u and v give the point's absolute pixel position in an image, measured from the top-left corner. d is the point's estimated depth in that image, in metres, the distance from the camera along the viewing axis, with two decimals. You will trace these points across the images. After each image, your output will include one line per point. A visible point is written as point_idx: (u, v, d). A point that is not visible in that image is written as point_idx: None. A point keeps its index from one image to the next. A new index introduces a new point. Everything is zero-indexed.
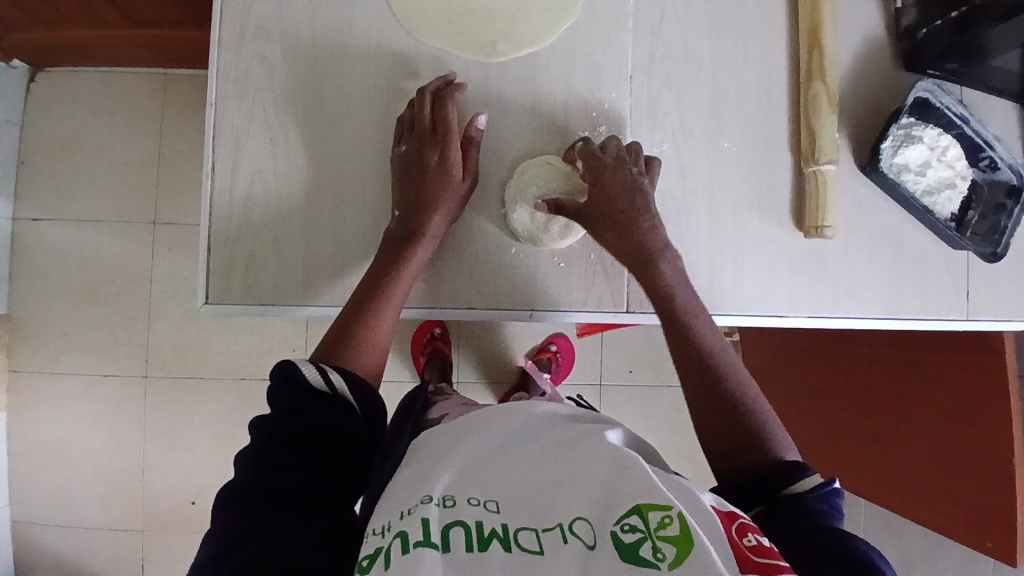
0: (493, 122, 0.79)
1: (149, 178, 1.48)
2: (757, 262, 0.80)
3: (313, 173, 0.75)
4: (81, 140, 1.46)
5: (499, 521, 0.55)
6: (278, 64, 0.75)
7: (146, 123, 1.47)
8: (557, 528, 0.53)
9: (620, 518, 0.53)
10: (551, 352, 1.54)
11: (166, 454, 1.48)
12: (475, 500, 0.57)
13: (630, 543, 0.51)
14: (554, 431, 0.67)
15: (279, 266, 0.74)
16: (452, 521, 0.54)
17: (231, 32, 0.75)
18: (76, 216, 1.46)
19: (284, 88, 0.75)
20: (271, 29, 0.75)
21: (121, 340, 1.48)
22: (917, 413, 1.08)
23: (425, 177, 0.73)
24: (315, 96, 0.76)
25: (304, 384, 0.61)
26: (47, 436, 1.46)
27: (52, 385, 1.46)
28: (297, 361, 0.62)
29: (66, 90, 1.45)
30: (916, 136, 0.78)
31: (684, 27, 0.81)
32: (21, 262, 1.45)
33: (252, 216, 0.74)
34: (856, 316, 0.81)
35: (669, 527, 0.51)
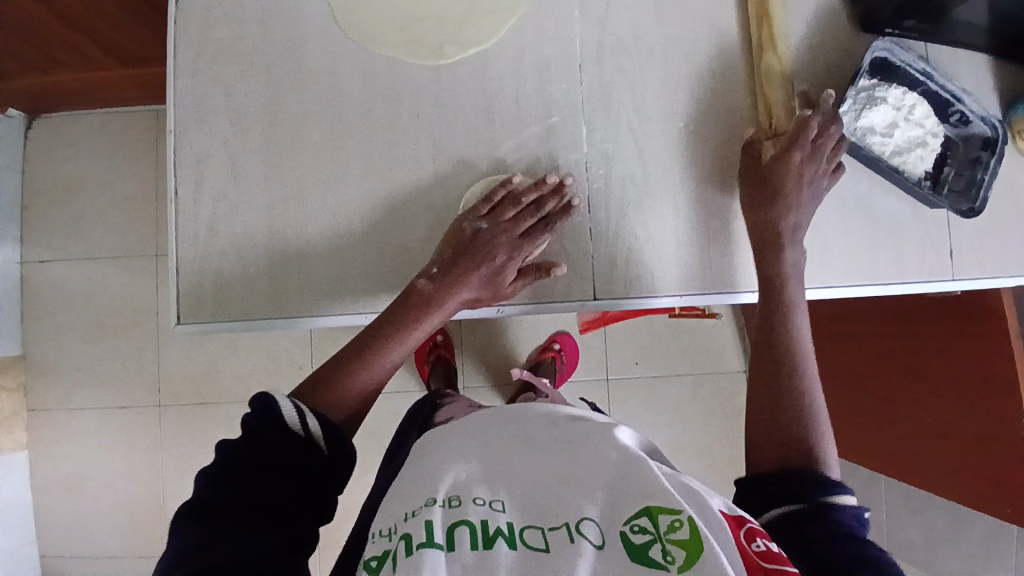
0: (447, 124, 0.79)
1: (148, 211, 1.52)
2: (722, 241, 0.80)
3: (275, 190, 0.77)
4: (81, 180, 1.51)
5: (506, 520, 0.53)
6: (234, 86, 0.77)
7: (142, 158, 1.51)
8: (564, 528, 0.52)
9: (629, 519, 0.52)
10: (554, 352, 1.50)
11: (183, 480, 1.51)
12: (481, 499, 0.55)
13: (638, 544, 0.50)
14: (552, 426, 0.64)
15: (248, 280, 0.76)
16: (457, 521, 0.52)
17: (187, 61, 0.77)
18: (80, 254, 1.51)
19: (240, 110, 0.77)
20: (225, 54, 0.77)
21: (132, 371, 1.51)
22: (926, 383, 1.04)
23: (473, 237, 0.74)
24: (272, 114, 0.77)
25: (277, 418, 0.59)
26: (69, 469, 1.50)
27: (69, 419, 1.50)
28: (275, 393, 0.61)
29: (62, 133, 1.50)
30: (880, 98, 0.77)
31: (632, 12, 0.81)
32: (32, 304, 1.50)
33: (217, 235, 0.76)
34: (836, 286, 0.79)
35: (679, 530, 0.49)
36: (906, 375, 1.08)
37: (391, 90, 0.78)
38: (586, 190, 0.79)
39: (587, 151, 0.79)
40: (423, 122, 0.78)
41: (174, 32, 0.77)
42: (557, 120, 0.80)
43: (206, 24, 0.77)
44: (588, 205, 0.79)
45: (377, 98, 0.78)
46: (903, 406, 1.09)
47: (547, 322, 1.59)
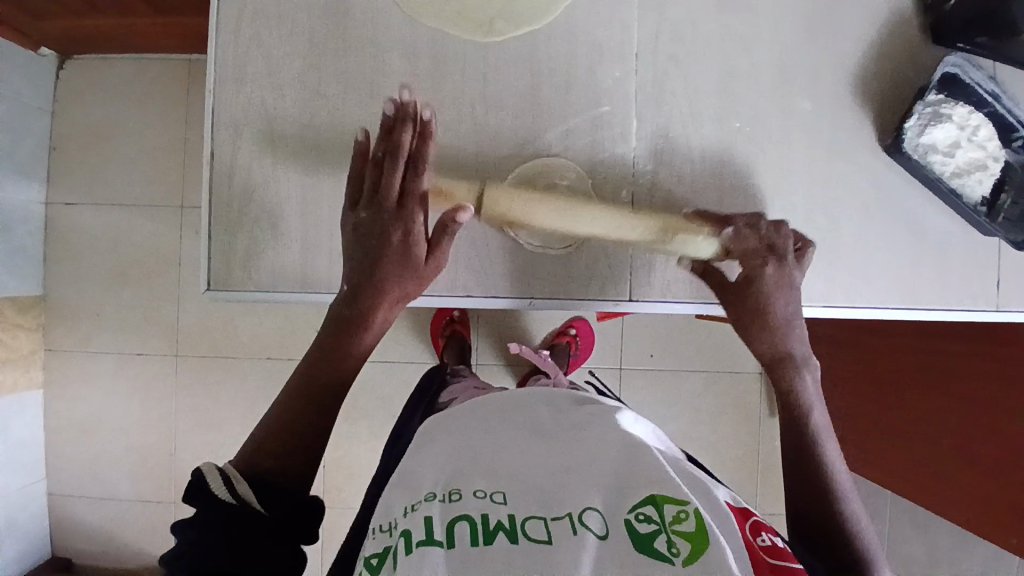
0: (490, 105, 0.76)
1: (175, 162, 1.51)
2: None
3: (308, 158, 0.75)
4: (110, 125, 1.50)
5: (506, 512, 0.53)
6: (276, 49, 0.75)
7: (173, 109, 1.50)
8: (567, 518, 0.52)
9: (635, 508, 0.52)
10: (570, 336, 1.49)
11: (194, 430, 1.53)
12: (482, 493, 0.56)
13: (644, 534, 0.50)
14: (566, 415, 0.68)
15: (279, 253, 0.75)
16: (458, 516, 0.53)
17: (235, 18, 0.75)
18: (105, 200, 1.51)
19: (280, 72, 0.75)
20: (269, 14, 0.75)
21: (151, 320, 1.52)
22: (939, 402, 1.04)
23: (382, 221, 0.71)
24: (313, 81, 0.75)
25: (208, 493, 0.57)
26: (83, 410, 1.52)
27: (86, 362, 1.52)
28: (205, 466, 0.58)
29: (94, 76, 1.49)
30: (944, 115, 0.74)
31: (693, 3, 0.77)
32: (55, 246, 1.50)
33: (250, 204, 0.75)
34: (875, 306, 0.77)
35: (683, 522, 0.50)
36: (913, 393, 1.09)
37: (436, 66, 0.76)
38: (631, 186, 0.77)
39: (636, 145, 0.77)
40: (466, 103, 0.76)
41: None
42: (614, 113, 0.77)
43: None
44: (632, 201, 0.77)
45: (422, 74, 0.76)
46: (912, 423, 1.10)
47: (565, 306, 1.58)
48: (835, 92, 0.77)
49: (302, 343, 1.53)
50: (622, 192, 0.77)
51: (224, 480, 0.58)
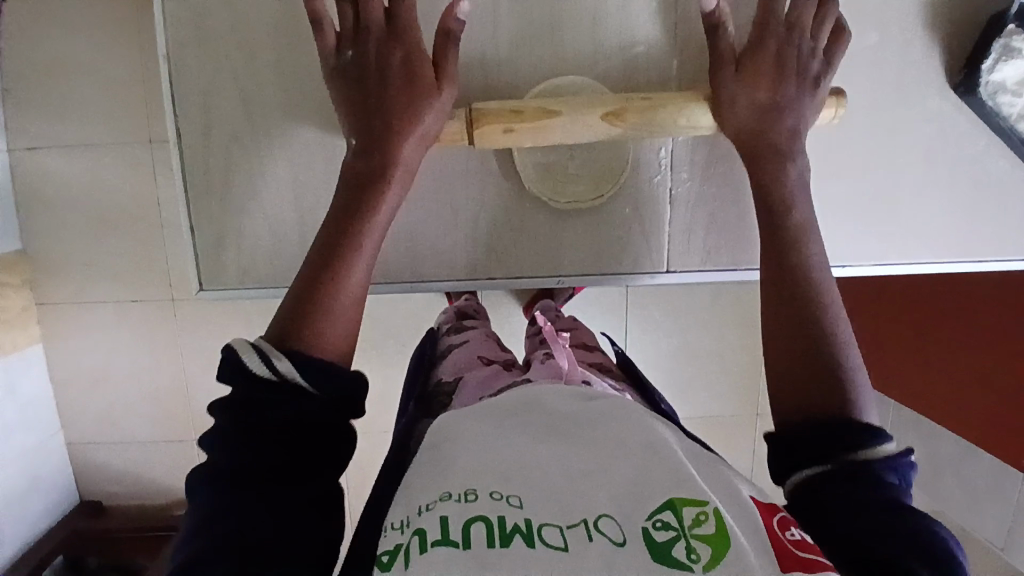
0: None
1: (137, 95, 1.37)
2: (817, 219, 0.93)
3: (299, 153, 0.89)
4: (59, 56, 1.34)
5: (524, 515, 0.52)
6: None
7: (125, 31, 1.33)
8: (583, 524, 0.51)
9: (652, 514, 0.52)
10: None
11: (205, 372, 1.52)
12: (498, 494, 0.54)
13: (661, 542, 0.50)
14: (578, 410, 0.65)
15: (272, 253, 0.92)
16: (474, 517, 0.51)
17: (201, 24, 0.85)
18: (70, 141, 1.39)
19: (252, 73, 0.87)
20: None
21: (140, 267, 1.46)
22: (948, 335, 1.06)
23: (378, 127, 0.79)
24: None
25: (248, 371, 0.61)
26: (87, 361, 1.50)
27: (82, 314, 1.47)
28: (236, 343, 0.63)
29: (31, 1, 1.31)
30: (1016, 49, 0.84)
31: None
32: (27, 195, 1.41)
33: (247, 211, 0.90)
34: (909, 258, 0.96)
35: (704, 525, 0.50)
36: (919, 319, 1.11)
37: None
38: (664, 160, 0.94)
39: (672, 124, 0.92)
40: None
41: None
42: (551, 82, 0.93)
43: None
44: (669, 167, 0.94)
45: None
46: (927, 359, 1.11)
47: None
48: None
49: None
50: (661, 160, 0.94)
51: (259, 356, 0.61)
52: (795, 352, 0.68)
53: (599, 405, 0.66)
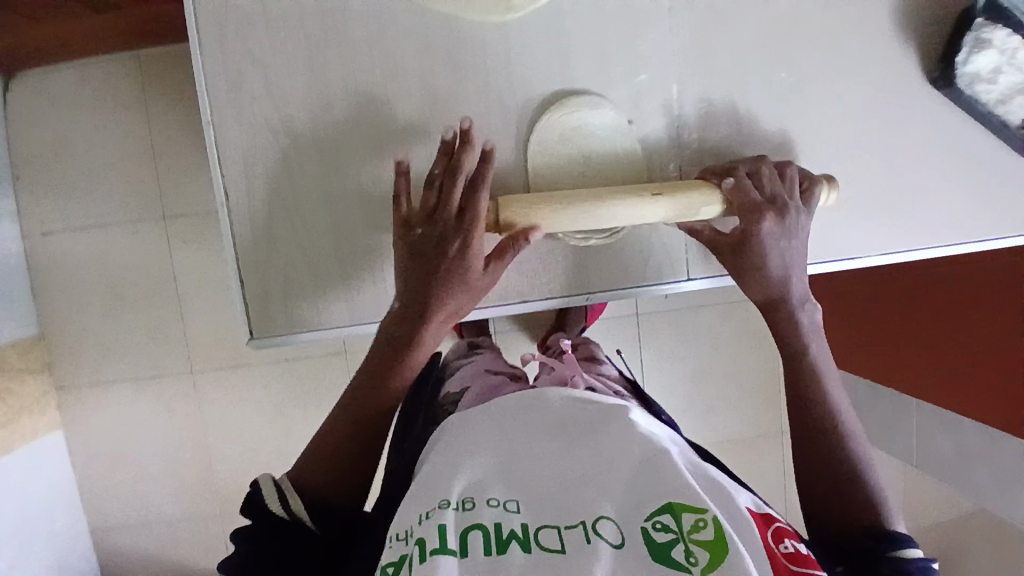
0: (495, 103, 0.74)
1: (147, 172, 1.41)
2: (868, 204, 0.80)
3: (335, 214, 0.73)
4: (70, 142, 1.39)
5: (519, 521, 0.54)
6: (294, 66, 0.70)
7: (133, 113, 1.39)
8: (580, 526, 0.53)
9: (651, 516, 0.53)
10: None
11: (228, 440, 1.52)
12: (494, 501, 0.56)
13: (661, 542, 0.51)
14: (572, 415, 0.63)
15: None
16: (471, 525, 0.54)
17: (234, 86, 0.69)
18: (84, 224, 1.42)
19: (288, 141, 0.71)
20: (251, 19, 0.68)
21: (158, 340, 1.47)
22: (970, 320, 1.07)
23: (431, 265, 0.69)
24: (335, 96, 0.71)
25: (264, 509, 0.65)
26: (108, 442, 1.49)
27: (100, 394, 1.47)
28: (263, 483, 0.66)
29: (40, 93, 1.37)
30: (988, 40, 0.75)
31: None
32: (43, 279, 1.43)
33: None
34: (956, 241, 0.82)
35: (703, 531, 0.51)
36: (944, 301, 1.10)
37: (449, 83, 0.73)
38: None
39: None
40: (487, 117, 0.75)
41: (199, 50, 0.68)
42: (637, 116, 0.78)
43: None
44: None
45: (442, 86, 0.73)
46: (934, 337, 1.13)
47: None
48: None
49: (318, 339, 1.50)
50: None
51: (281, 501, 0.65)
52: (821, 488, 0.68)
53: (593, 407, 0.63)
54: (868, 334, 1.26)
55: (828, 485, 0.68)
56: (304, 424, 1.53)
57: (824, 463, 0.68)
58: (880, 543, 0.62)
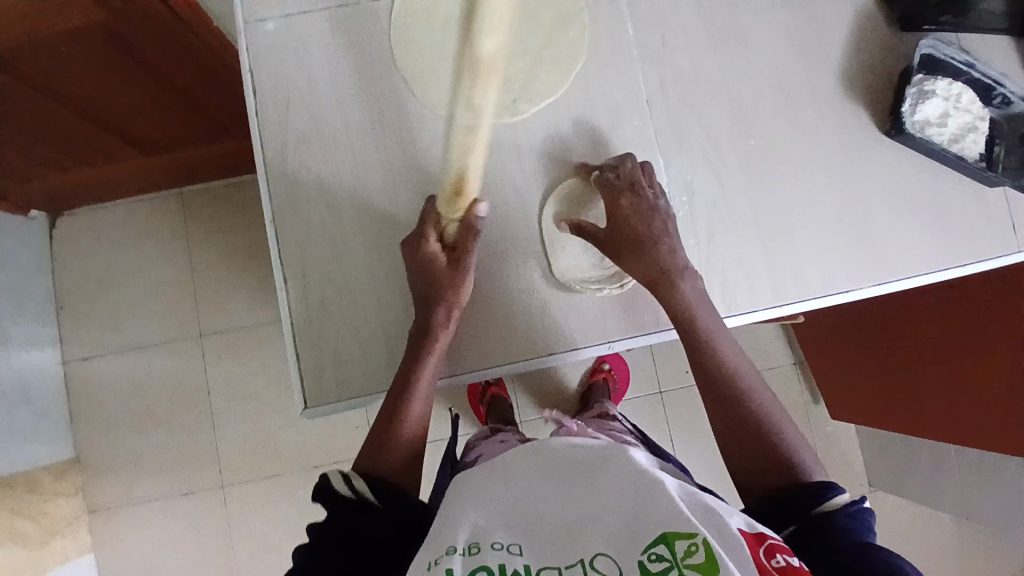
0: (511, 181, 0.80)
1: (183, 293, 1.51)
2: (813, 253, 0.80)
3: (384, 280, 0.76)
4: (113, 272, 1.50)
5: (523, 563, 0.54)
6: (353, 168, 0.77)
7: (172, 241, 1.51)
8: (579, 565, 0.52)
9: (647, 549, 0.52)
10: (605, 372, 1.47)
11: (255, 558, 1.48)
12: (499, 544, 0.55)
13: (657, 572, 0.49)
14: (570, 460, 0.64)
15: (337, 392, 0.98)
16: (476, 568, 0.52)
17: (293, 187, 0.76)
18: (122, 346, 1.49)
19: (338, 225, 0.76)
20: (284, 134, 0.77)
21: (189, 455, 1.49)
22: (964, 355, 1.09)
23: (430, 279, 0.73)
24: (392, 190, 0.78)
25: (334, 497, 0.65)
26: (137, 566, 1.46)
27: (131, 515, 1.47)
28: (329, 473, 0.67)
29: (89, 229, 1.50)
30: (930, 91, 0.82)
31: (687, 45, 0.83)
32: (80, 402, 1.48)
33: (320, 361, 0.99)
34: (924, 272, 0.81)
35: (695, 554, 0.49)
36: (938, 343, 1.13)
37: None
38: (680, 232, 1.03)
39: None
40: (517, 197, 0.80)
41: (263, 166, 0.76)
42: (666, 180, 0.81)
43: (284, 113, 0.77)
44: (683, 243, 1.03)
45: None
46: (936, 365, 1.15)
47: None
48: (826, 91, 0.84)
49: (346, 442, 1.51)
50: None
51: (344, 483, 0.66)
52: (743, 456, 0.68)
53: (592, 450, 0.65)
54: (879, 374, 1.28)
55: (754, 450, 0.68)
56: None
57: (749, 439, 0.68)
58: (804, 501, 0.61)
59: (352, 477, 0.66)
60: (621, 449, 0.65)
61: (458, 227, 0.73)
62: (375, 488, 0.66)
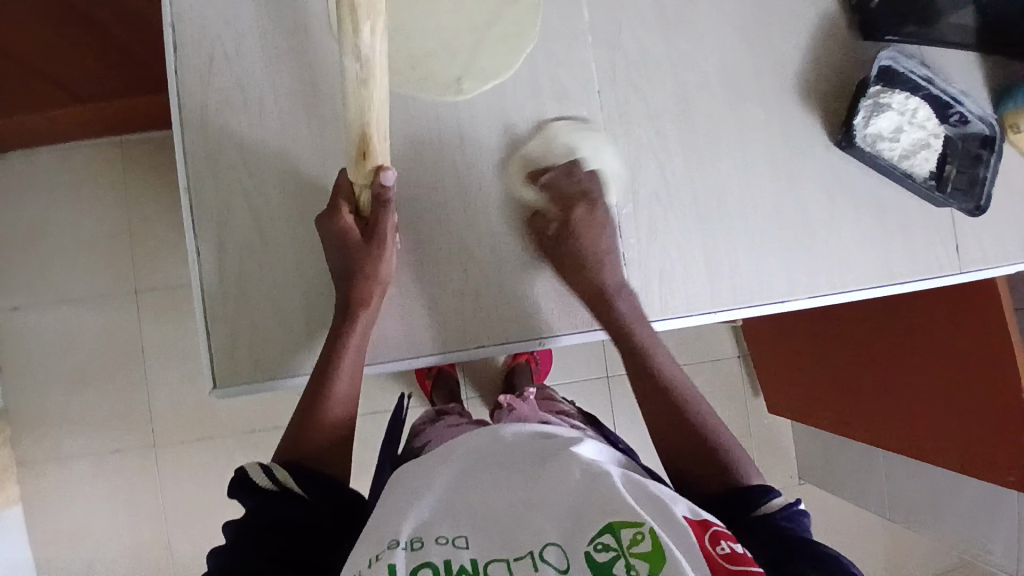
0: (448, 163, 0.76)
1: (122, 248, 1.45)
2: (774, 258, 0.80)
3: (304, 257, 0.72)
4: (46, 221, 1.43)
5: (469, 557, 0.52)
6: (280, 139, 0.73)
7: (112, 193, 1.44)
8: (529, 556, 0.51)
9: (593, 538, 0.51)
10: (528, 354, 1.44)
11: (188, 521, 1.46)
12: (444, 538, 0.54)
13: (604, 562, 0.49)
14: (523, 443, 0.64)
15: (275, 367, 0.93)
16: (420, 564, 0.51)
17: (213, 155, 0.71)
18: (54, 299, 1.43)
19: (261, 197, 0.72)
20: (205, 96, 0.71)
21: (121, 414, 1.45)
22: (910, 363, 1.09)
23: (348, 256, 0.70)
24: (321, 165, 0.73)
25: (253, 488, 0.62)
26: (63, 524, 1.43)
27: (59, 472, 1.44)
28: (246, 464, 0.63)
29: (21, 173, 1.42)
30: (885, 104, 0.80)
31: (642, 33, 0.80)
32: (7, 354, 1.42)
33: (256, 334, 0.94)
34: (892, 282, 0.81)
35: (641, 543, 0.50)
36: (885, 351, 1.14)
37: (411, 148, 0.75)
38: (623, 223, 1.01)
39: None
40: (454, 180, 0.76)
41: (181, 131, 0.71)
42: (612, 176, 0.78)
43: (206, 72, 0.72)
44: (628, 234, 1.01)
45: (404, 154, 0.75)
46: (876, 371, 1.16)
47: None
48: (780, 93, 0.81)
49: (286, 411, 1.49)
50: None
51: (263, 470, 0.63)
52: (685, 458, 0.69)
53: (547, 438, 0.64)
54: (818, 380, 1.29)
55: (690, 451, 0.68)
56: None
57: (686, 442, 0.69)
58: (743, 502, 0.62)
59: (271, 465, 0.63)
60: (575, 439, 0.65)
61: (370, 196, 0.68)
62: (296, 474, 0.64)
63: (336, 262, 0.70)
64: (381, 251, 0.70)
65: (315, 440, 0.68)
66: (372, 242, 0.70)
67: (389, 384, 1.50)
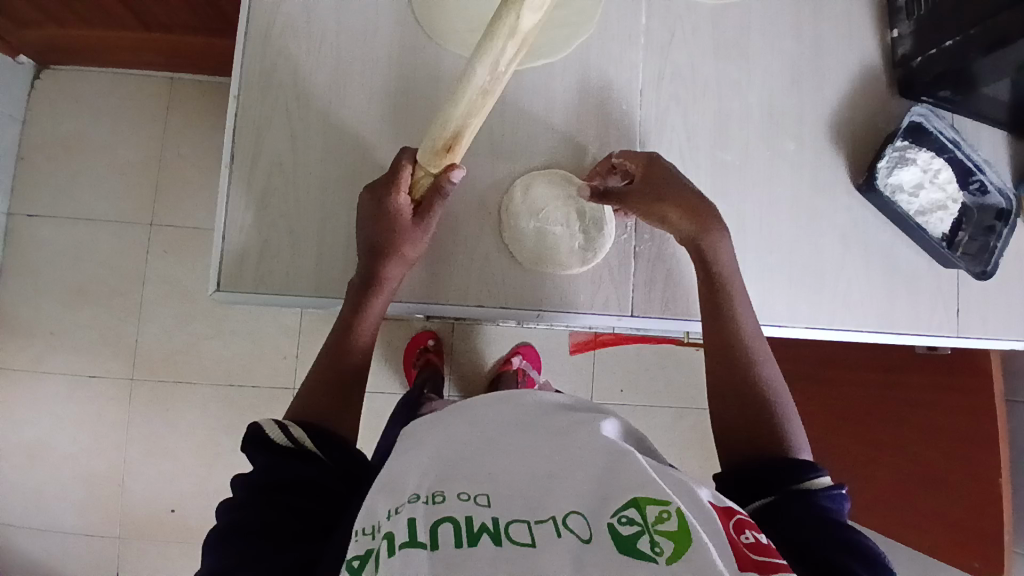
0: (483, 127, 0.79)
1: (149, 178, 1.47)
2: (784, 282, 0.82)
3: (326, 187, 0.74)
4: (82, 139, 1.46)
5: (490, 515, 0.50)
6: (332, 68, 0.76)
7: (150, 123, 1.47)
8: (551, 521, 0.49)
9: (617, 511, 0.49)
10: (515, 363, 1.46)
11: (147, 459, 1.44)
12: (466, 495, 0.52)
13: (628, 536, 0.47)
14: (551, 418, 0.64)
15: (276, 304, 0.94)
16: (441, 518, 0.50)
17: (268, 73, 0.75)
18: (71, 214, 1.45)
19: (302, 119, 0.75)
20: (271, 16, 0.75)
21: (108, 340, 1.45)
22: (899, 435, 1.08)
23: (386, 230, 0.70)
24: (363, 101, 0.76)
25: (268, 445, 0.60)
26: (26, 435, 1.42)
27: (34, 383, 1.43)
28: (263, 421, 0.62)
29: (70, 88, 1.46)
30: (910, 158, 0.83)
31: (692, 47, 0.83)
32: (13, 256, 1.44)
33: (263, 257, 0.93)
34: (901, 332, 0.83)
35: (667, 522, 0.48)
36: (875, 418, 1.12)
37: None
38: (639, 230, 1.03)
39: None
40: (487, 149, 0.79)
41: (243, 46, 0.75)
42: None
43: None
44: None
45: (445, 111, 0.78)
46: (857, 435, 1.15)
47: (539, 337, 1.56)
48: (812, 131, 0.84)
49: (269, 369, 1.48)
50: None
51: (281, 429, 0.62)
52: (738, 430, 0.66)
53: (573, 416, 0.64)
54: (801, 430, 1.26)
55: (742, 419, 0.67)
56: (231, 457, 1.46)
57: (743, 414, 0.67)
58: (789, 471, 0.59)
59: (289, 424, 0.62)
60: (599, 418, 0.64)
61: (428, 184, 0.68)
62: (311, 437, 0.63)
63: (369, 229, 0.71)
64: (421, 233, 0.72)
65: (326, 385, 0.69)
66: (415, 223, 0.71)
67: (377, 363, 1.49)
